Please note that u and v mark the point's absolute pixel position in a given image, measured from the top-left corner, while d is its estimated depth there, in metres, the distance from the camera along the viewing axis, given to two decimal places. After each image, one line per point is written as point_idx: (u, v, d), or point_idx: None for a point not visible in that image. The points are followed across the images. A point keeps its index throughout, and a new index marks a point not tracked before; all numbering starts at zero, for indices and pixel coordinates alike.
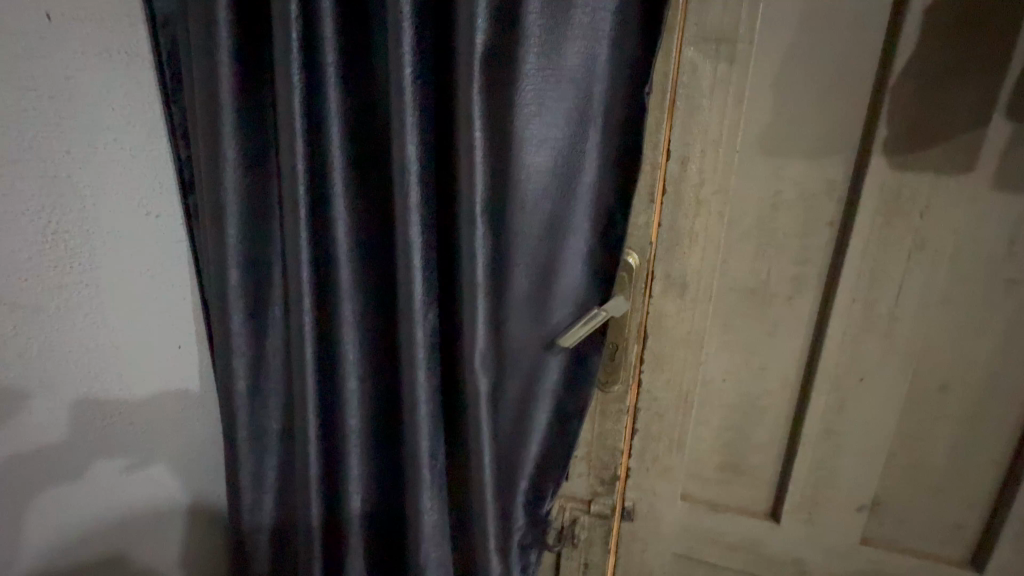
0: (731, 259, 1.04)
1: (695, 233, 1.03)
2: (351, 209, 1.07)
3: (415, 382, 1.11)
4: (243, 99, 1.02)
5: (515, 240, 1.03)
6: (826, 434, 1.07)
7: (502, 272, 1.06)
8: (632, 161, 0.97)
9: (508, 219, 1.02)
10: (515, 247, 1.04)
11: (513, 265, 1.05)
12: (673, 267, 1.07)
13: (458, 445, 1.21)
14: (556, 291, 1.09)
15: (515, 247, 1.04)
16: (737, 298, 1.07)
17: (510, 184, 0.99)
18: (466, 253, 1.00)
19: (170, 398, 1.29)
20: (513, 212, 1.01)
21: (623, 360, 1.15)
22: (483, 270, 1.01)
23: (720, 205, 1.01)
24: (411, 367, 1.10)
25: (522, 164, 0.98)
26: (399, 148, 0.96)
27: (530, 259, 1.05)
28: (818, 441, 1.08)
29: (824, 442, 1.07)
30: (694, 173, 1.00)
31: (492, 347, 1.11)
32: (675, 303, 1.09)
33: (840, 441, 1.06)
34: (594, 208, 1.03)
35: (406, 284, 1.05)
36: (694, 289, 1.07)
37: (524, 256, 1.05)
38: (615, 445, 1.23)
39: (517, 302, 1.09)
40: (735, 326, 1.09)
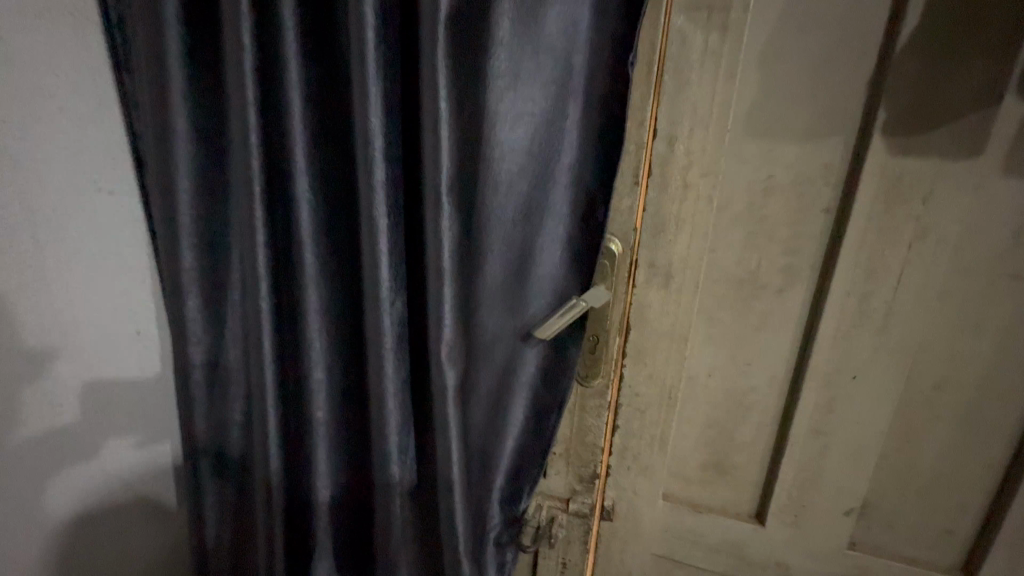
0: (718, 248, 0.98)
1: (682, 218, 0.96)
2: (314, 188, 0.99)
3: (382, 375, 1.05)
4: (192, 66, 0.95)
5: (488, 223, 0.96)
6: (815, 435, 1.01)
7: (474, 258, 0.99)
8: (616, 139, 0.89)
9: (480, 201, 0.95)
10: (487, 231, 0.97)
11: (485, 251, 0.98)
12: (658, 256, 1.00)
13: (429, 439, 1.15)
14: (532, 280, 1.03)
15: (488, 231, 0.97)
16: (724, 290, 1.00)
17: (482, 163, 0.92)
18: (434, 237, 0.93)
19: (129, 389, 1.22)
20: (486, 193, 0.94)
21: (604, 354, 1.08)
22: (452, 255, 0.94)
23: (709, 190, 0.94)
24: (378, 359, 1.04)
25: (494, 142, 0.91)
26: (362, 121, 0.88)
27: (504, 245, 0.98)
28: (807, 443, 1.02)
29: (812, 443, 1.02)
30: (681, 154, 0.93)
31: (462, 338, 1.04)
32: (659, 294, 1.02)
33: (829, 442, 1.00)
34: (574, 190, 0.96)
35: (370, 271, 0.98)
36: (680, 280, 1.00)
37: (498, 242, 0.98)
38: (594, 442, 1.17)
39: (490, 290, 1.02)
40: (723, 320, 1.02)
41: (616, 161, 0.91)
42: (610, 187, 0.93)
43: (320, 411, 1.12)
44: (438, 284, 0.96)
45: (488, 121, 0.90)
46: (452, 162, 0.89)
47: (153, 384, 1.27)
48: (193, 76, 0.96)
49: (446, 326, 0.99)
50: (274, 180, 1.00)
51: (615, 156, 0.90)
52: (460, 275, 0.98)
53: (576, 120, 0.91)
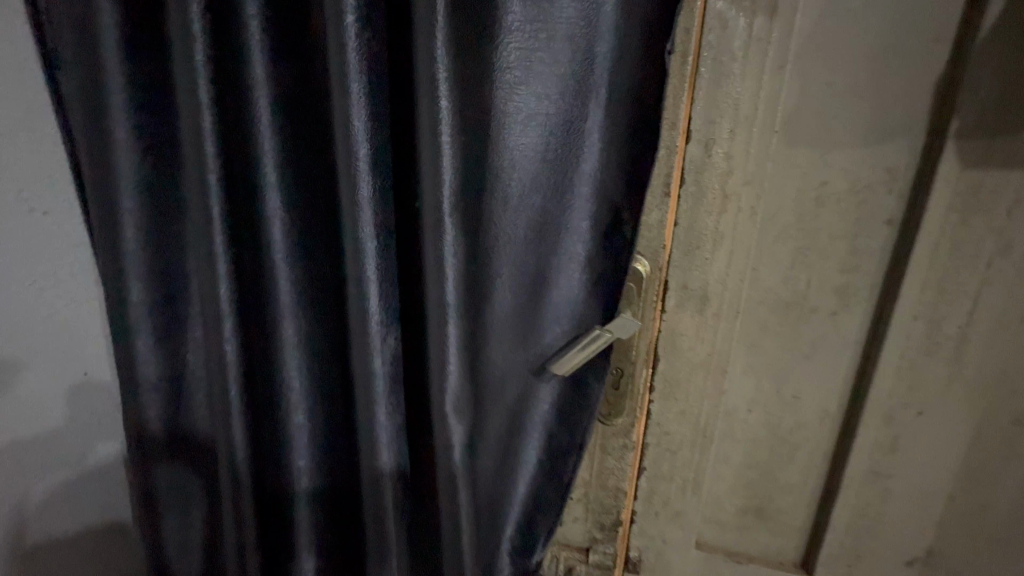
0: (761, 267, 0.85)
1: (721, 234, 0.83)
2: (287, 205, 0.84)
3: (374, 422, 0.90)
4: (135, 62, 0.79)
5: (497, 244, 0.82)
6: (872, 476, 0.89)
7: (481, 285, 0.84)
8: (648, 146, 0.76)
9: (488, 219, 0.80)
10: (496, 253, 0.82)
11: (494, 276, 0.84)
12: (691, 277, 0.86)
13: (429, 492, 0.99)
14: (547, 308, 0.89)
15: (497, 253, 0.83)
16: (768, 314, 0.87)
17: (489, 174, 0.78)
18: (438, 265, 0.78)
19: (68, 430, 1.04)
20: (494, 210, 0.80)
21: (629, 389, 0.94)
22: (458, 284, 0.80)
23: (752, 200, 0.81)
24: (369, 404, 0.89)
25: (503, 149, 0.77)
26: (344, 128, 0.73)
27: (516, 268, 0.84)
28: (863, 484, 0.90)
29: (870, 484, 0.89)
30: (721, 160, 0.79)
31: (468, 377, 0.90)
32: (693, 320, 0.89)
33: (890, 484, 0.88)
34: (596, 205, 0.82)
35: (358, 305, 0.82)
36: (717, 304, 0.87)
37: (508, 265, 0.84)
38: (617, 485, 1.03)
39: (500, 321, 0.88)
40: (765, 347, 0.89)
41: (648, 172, 0.77)
42: (640, 201, 0.79)
43: (303, 459, 0.99)
44: (441, 318, 0.81)
45: (495, 124, 0.76)
46: (455, 174, 0.74)
47: (98, 426, 1.08)
48: (138, 76, 0.80)
49: (452, 366, 0.84)
50: (240, 199, 0.84)
51: (647, 165, 0.77)
52: (466, 305, 0.83)
53: (598, 124, 0.78)
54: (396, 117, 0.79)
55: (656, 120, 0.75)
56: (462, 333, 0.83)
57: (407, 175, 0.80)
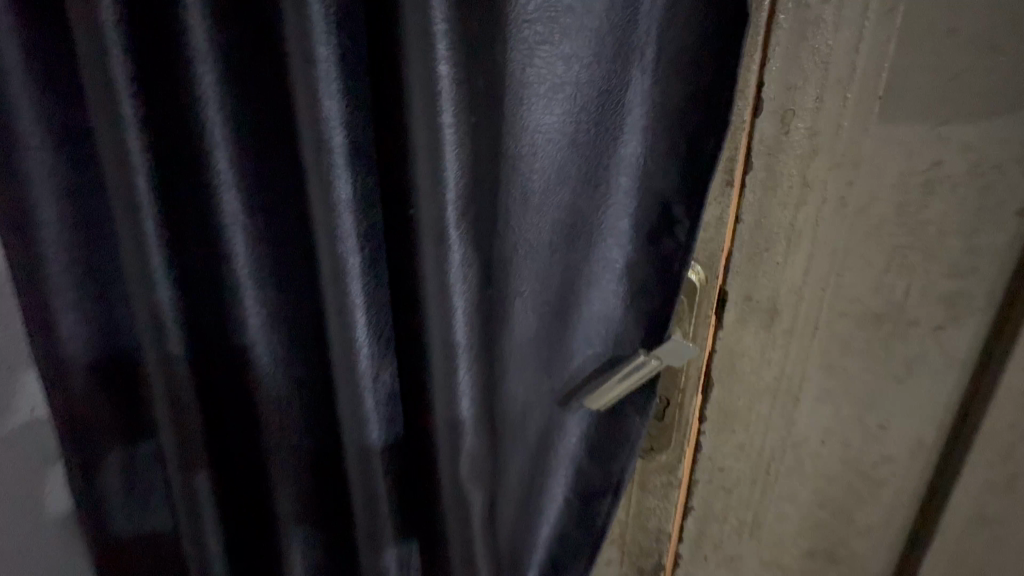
0: (849, 271, 0.67)
1: (800, 231, 0.65)
2: (250, 209, 0.68)
3: (370, 475, 0.73)
4: (33, 27, 0.60)
5: (517, 255, 0.64)
6: (974, 516, 0.75)
7: (498, 310, 0.65)
8: (712, 123, 0.58)
9: (505, 224, 0.62)
10: (515, 267, 0.64)
11: (512, 297, 0.66)
12: (758, 287, 0.69)
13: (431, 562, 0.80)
14: (576, 327, 0.72)
15: (517, 266, 0.64)
16: (853, 329, 0.70)
17: (503, 167, 0.59)
18: (439, 287, 0.60)
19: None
20: (512, 212, 0.61)
21: (676, 421, 0.78)
22: (471, 309, 0.62)
23: (841, 188, 0.63)
24: (364, 454, 0.72)
25: (521, 134, 0.59)
26: (311, 109, 0.55)
27: (539, 283, 0.67)
28: (960, 523, 0.76)
29: (972, 527, 0.75)
30: (803, 138, 0.61)
31: (486, 428, 0.70)
32: (757, 337, 0.72)
33: (995, 525, 0.75)
34: (638, 199, 0.65)
35: (342, 336, 0.66)
36: (790, 317, 0.70)
37: (530, 280, 0.66)
38: (660, 527, 0.87)
39: (519, 351, 0.70)
40: (848, 369, 0.72)
41: (712, 157, 0.59)
42: (702, 195, 0.61)
43: (286, 513, 0.80)
44: (449, 355, 0.63)
45: (511, 98, 0.57)
46: (464, 168, 0.56)
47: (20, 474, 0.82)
48: (35, 46, 0.60)
49: (466, 413, 0.67)
50: (187, 206, 0.67)
51: (712, 149, 0.59)
52: (480, 337, 0.65)
53: (640, 94, 0.60)
54: (374, 92, 0.58)
55: (724, 87, 0.57)
56: (478, 371, 0.66)
57: (392, 171, 0.60)
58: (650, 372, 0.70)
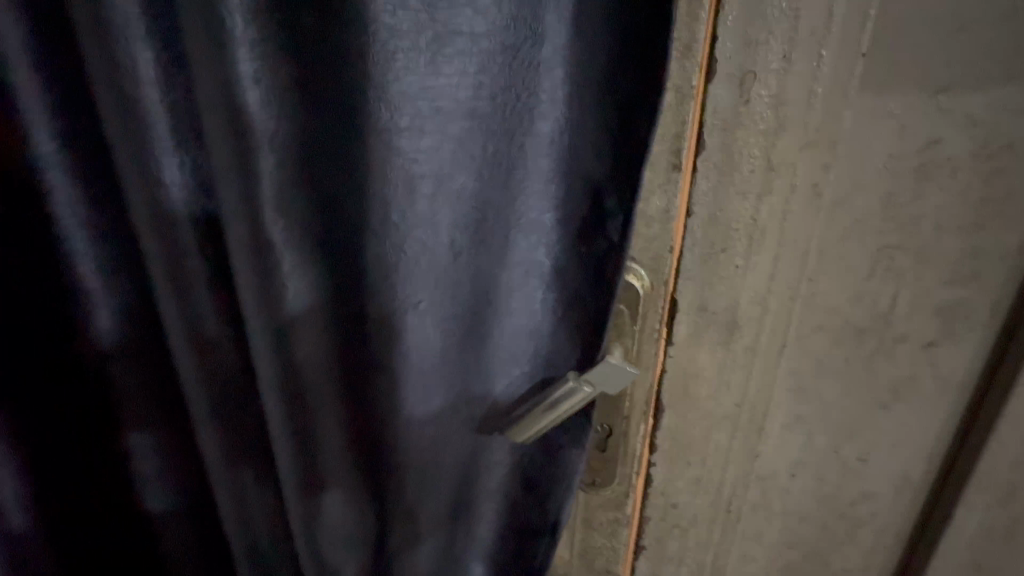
0: (823, 276, 0.55)
1: (764, 228, 0.52)
2: (78, 195, 0.56)
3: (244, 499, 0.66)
4: None
5: (407, 260, 0.51)
6: (960, 554, 0.65)
7: (377, 324, 0.53)
8: (647, 86, 0.45)
9: (379, 220, 0.49)
10: (404, 274, 0.51)
11: (401, 310, 0.52)
12: (714, 295, 0.56)
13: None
14: (496, 344, 0.59)
15: (408, 273, 0.51)
16: (828, 345, 0.58)
17: (365, 144, 0.46)
18: (258, 286, 0.51)
19: None
20: (391, 204, 0.48)
21: (621, 452, 0.66)
22: (320, 314, 0.54)
23: (815, 173, 0.50)
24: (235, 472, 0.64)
25: (397, 102, 0.45)
26: (121, 75, 0.45)
27: (439, 294, 0.53)
28: (951, 563, 0.66)
29: (957, 565, 0.66)
30: (765, 110, 0.48)
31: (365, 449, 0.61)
32: (713, 355, 0.59)
33: (982, 561, 0.66)
34: (563, 186, 0.52)
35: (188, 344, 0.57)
36: (753, 333, 0.57)
37: (426, 290, 0.52)
38: (608, 569, 0.75)
39: (419, 375, 0.56)
40: (821, 393, 0.60)
41: (648, 130, 0.46)
42: (638, 180, 0.48)
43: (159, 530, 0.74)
44: (289, 367, 0.55)
45: (380, 55, 0.44)
46: (292, 146, 0.46)
47: None
48: None
49: (326, 432, 0.59)
50: (3, 196, 0.54)
51: (647, 121, 0.46)
52: (345, 347, 0.55)
53: (553, 50, 0.46)
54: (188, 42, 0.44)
55: (660, 39, 0.43)
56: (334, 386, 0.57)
57: (218, 147, 0.46)
58: (568, 405, 0.58)
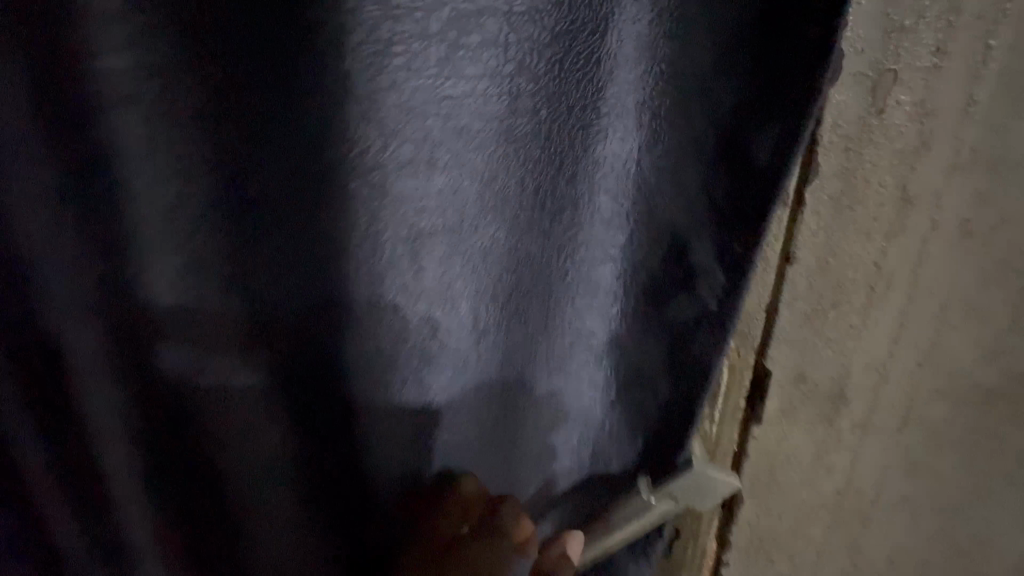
0: (956, 335, 0.42)
1: (890, 275, 0.40)
2: None
3: None
4: None
5: (412, 352, 0.35)
6: None
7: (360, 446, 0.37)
8: (776, 99, 0.31)
9: (368, 302, 0.33)
10: (403, 371, 0.36)
11: (397, 423, 0.37)
12: (817, 362, 0.43)
13: None
14: (532, 446, 0.43)
15: (416, 368, 0.36)
16: (950, 416, 0.46)
17: (331, 189, 0.30)
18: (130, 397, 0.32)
19: None
20: (382, 277, 0.32)
21: (687, 555, 0.51)
22: (271, 450, 0.36)
23: (963, 206, 0.37)
24: None
25: (392, 123, 0.30)
26: None
27: (450, 389, 0.38)
28: None
29: None
30: (905, 122, 0.35)
31: None
32: (812, 435, 0.46)
33: None
34: (627, 233, 0.37)
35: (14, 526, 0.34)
36: (864, 406, 0.44)
37: (434, 387, 0.37)
38: None
39: (432, 486, 0.40)
40: (935, 470, 0.48)
41: (785, 161, 0.32)
42: (759, 230, 0.34)
43: None
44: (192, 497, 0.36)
45: (369, 52, 0.28)
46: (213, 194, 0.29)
47: None
48: None
49: None
50: None
51: (772, 148, 0.32)
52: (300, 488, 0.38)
53: (625, 41, 0.31)
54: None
55: (808, 28, 0.30)
56: (295, 540, 0.39)
57: (54, 222, 0.27)
58: (627, 518, 0.42)
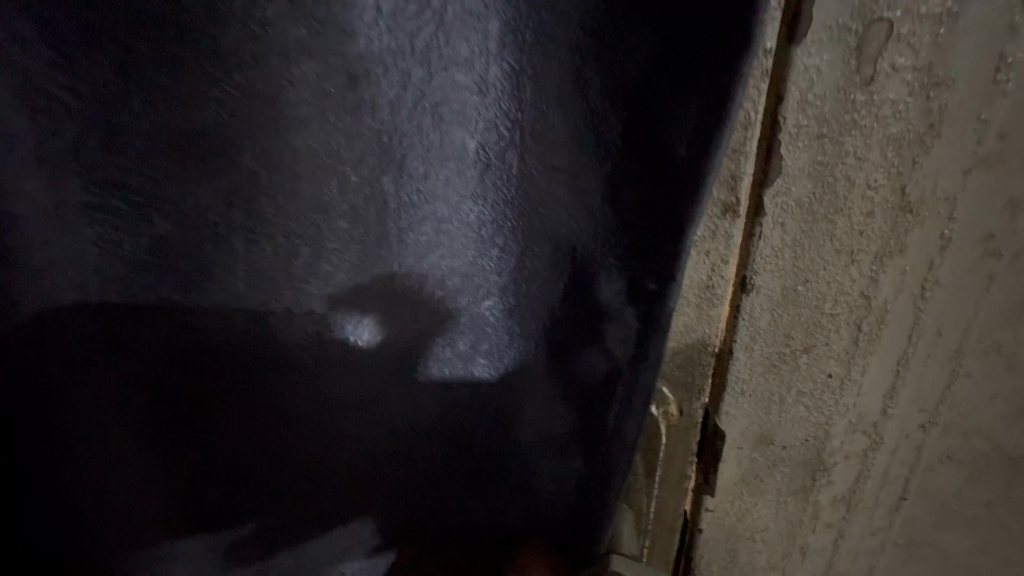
0: (974, 388, 0.31)
1: (884, 310, 0.29)
2: None
3: None
4: None
5: (234, 370, 0.28)
6: None
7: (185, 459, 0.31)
8: (703, 50, 0.20)
9: (156, 332, 0.27)
10: (227, 389, 0.29)
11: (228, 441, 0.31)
12: (786, 420, 0.33)
13: None
14: (408, 515, 0.34)
15: (229, 409, 0.30)
16: (965, 488, 0.35)
17: (70, 197, 0.23)
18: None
19: None
20: (162, 303, 0.26)
21: None
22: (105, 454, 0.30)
23: (986, 216, 0.26)
24: None
25: (130, 109, 0.21)
26: None
27: (276, 438, 0.31)
28: None
29: None
30: (905, 96, 0.24)
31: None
32: (781, 510, 0.36)
33: None
34: (516, 253, 0.27)
35: None
36: (848, 477, 0.34)
37: (253, 434, 0.30)
38: None
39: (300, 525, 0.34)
40: (943, 551, 0.38)
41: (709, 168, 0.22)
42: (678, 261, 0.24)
43: None
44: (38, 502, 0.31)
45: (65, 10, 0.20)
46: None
47: None
48: None
49: None
50: None
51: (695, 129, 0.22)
52: (87, 532, 0.32)
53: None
54: None
55: None
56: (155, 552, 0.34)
57: None
58: None
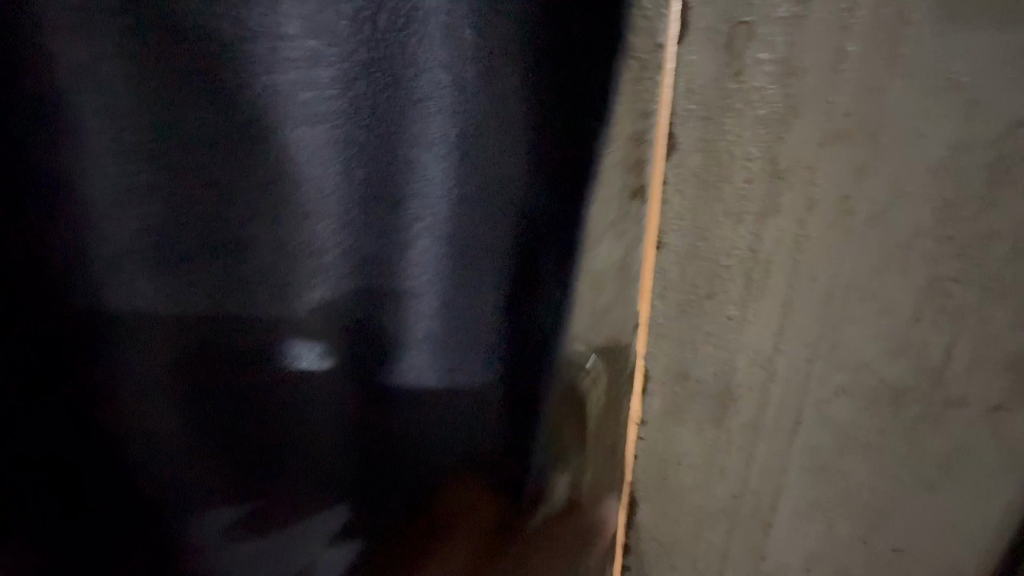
0: (852, 327, 0.38)
1: (768, 261, 0.35)
2: None
3: None
4: None
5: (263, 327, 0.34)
6: None
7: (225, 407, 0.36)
8: (582, 51, 0.29)
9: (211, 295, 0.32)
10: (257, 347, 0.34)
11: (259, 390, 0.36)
12: (697, 357, 0.39)
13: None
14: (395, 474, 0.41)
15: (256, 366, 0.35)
16: (857, 416, 0.41)
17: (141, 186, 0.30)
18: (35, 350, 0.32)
19: None
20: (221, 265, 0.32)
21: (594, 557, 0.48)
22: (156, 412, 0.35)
23: (845, 180, 0.32)
24: None
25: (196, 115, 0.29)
26: None
27: (290, 392, 0.37)
28: None
29: None
30: (768, 84, 0.30)
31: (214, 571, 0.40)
32: (701, 435, 0.42)
33: None
34: (490, 217, 0.34)
35: None
36: (753, 406, 0.41)
37: (267, 395, 0.36)
38: None
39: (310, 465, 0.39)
40: (847, 476, 0.44)
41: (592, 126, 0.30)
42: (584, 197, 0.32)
43: None
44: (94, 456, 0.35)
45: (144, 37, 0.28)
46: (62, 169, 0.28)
47: None
48: None
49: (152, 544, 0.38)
50: None
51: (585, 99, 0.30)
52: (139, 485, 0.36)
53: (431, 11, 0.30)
54: None
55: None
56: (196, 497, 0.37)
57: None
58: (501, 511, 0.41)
